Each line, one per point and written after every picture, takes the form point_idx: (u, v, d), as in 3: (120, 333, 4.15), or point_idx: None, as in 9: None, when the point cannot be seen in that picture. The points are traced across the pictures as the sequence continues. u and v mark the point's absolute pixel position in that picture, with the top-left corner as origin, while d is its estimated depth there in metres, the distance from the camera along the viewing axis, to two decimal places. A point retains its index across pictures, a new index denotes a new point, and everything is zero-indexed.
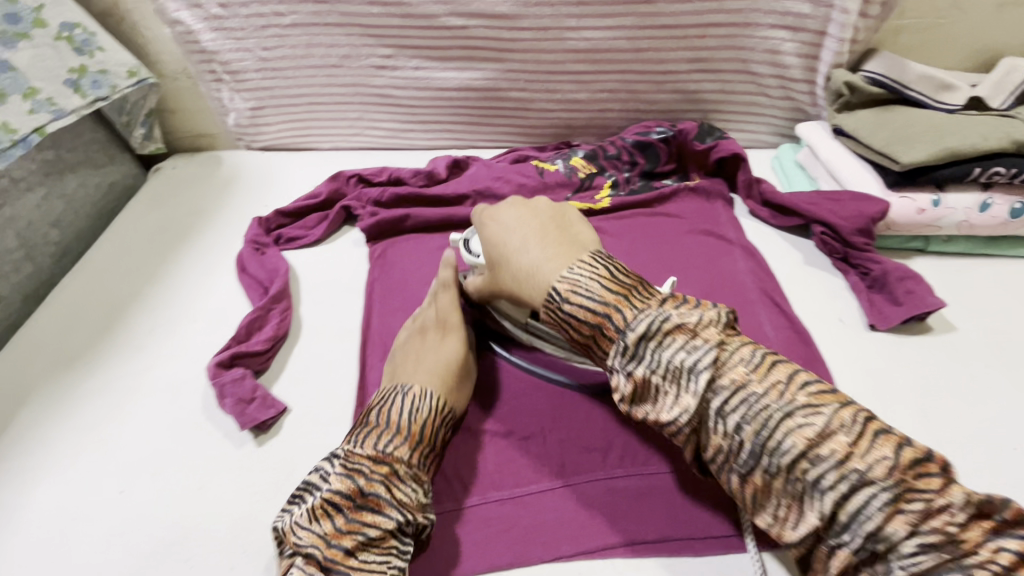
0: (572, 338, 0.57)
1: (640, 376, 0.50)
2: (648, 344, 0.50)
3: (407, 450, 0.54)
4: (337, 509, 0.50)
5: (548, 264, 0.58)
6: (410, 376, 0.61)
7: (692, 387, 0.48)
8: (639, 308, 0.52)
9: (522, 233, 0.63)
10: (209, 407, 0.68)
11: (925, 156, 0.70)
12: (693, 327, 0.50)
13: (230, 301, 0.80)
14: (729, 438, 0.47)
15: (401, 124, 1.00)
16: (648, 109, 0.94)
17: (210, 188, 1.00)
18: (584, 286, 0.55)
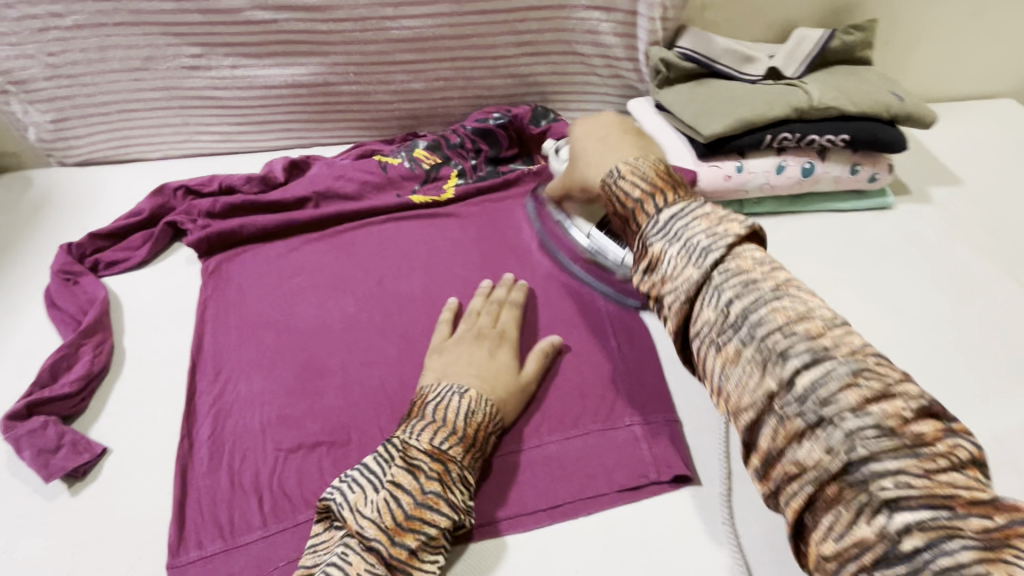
0: (614, 213, 0.56)
1: (658, 250, 0.49)
2: (677, 221, 0.49)
3: (462, 451, 0.56)
4: (398, 505, 0.51)
5: (608, 155, 0.60)
6: (466, 376, 0.62)
7: (706, 276, 0.45)
8: (682, 198, 0.52)
9: (597, 146, 0.63)
10: (14, 460, 0.62)
11: (722, 128, 0.76)
12: (729, 239, 0.46)
13: (40, 341, 0.73)
14: (768, 389, 0.40)
15: (233, 127, 0.94)
16: (487, 95, 0.94)
17: (16, 214, 0.89)
18: (639, 171, 0.54)
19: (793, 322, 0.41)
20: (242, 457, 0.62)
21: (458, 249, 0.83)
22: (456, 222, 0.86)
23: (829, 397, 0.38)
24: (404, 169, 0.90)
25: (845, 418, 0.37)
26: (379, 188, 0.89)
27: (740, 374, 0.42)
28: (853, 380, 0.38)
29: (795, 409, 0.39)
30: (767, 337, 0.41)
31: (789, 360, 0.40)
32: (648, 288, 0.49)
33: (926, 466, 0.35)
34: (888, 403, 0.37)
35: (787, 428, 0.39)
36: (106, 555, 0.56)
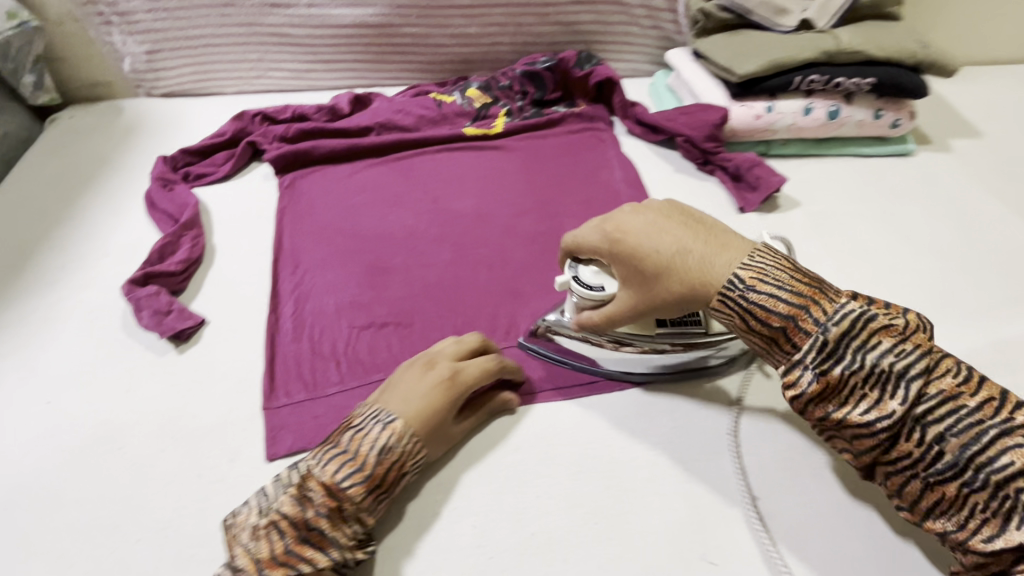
0: (747, 333, 0.53)
1: (835, 374, 0.48)
2: (850, 340, 0.48)
3: (363, 492, 0.51)
4: (281, 536, 0.49)
5: (713, 254, 0.54)
6: (394, 403, 0.57)
7: (869, 387, 0.47)
8: (834, 302, 0.50)
9: (664, 232, 0.56)
10: (129, 325, 0.73)
11: (755, 67, 0.83)
12: (899, 330, 0.49)
13: (142, 235, 0.83)
14: (835, 355, 0.48)
15: (303, 64, 1.03)
16: (535, 41, 1.02)
17: (112, 135, 1.00)
18: (770, 274, 0.52)
19: (845, 309, 0.49)
20: (322, 332, 0.72)
21: (506, 176, 0.90)
22: (504, 153, 0.94)
23: (922, 399, 0.46)
24: (457, 106, 0.99)
25: (954, 437, 0.45)
26: (434, 122, 0.98)
27: (874, 441, 0.48)
28: (946, 396, 0.46)
29: (951, 471, 0.45)
30: (874, 383, 0.47)
31: (898, 375, 0.47)
32: (801, 401, 0.50)
33: (945, 389, 0.46)
34: (965, 402, 0.46)
35: (943, 490, 0.46)
36: (212, 397, 0.66)
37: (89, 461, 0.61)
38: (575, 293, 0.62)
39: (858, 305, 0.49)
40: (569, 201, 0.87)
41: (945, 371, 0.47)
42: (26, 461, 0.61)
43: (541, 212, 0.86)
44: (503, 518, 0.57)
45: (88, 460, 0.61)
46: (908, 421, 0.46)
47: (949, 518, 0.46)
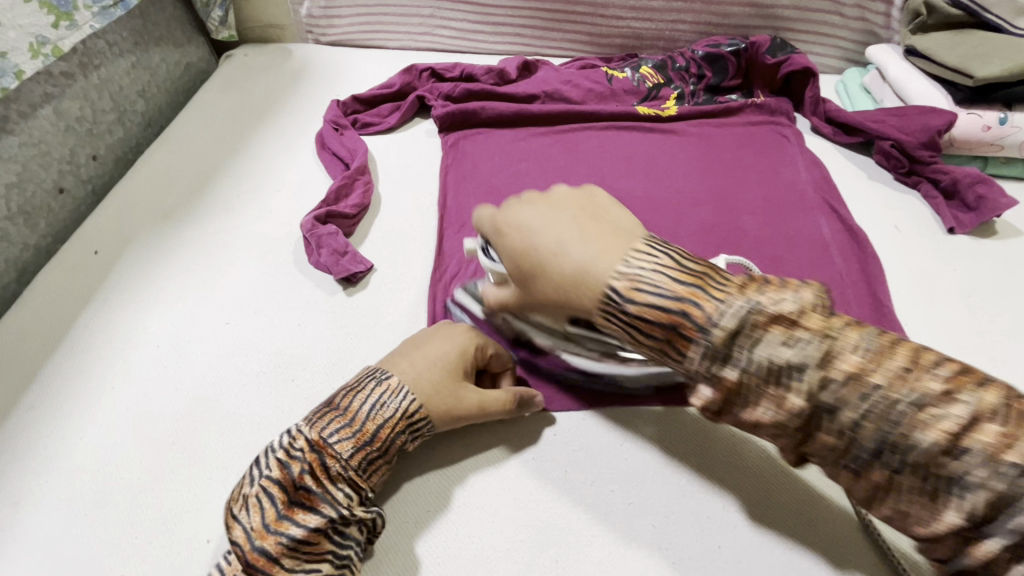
0: (635, 341, 0.47)
1: (732, 379, 0.42)
2: (739, 342, 0.42)
3: (351, 450, 0.50)
4: (270, 503, 0.47)
5: (596, 251, 0.47)
6: (399, 367, 0.55)
7: (788, 383, 0.41)
8: (723, 299, 0.43)
9: (552, 232, 0.50)
10: (301, 260, 0.73)
11: (999, 72, 0.73)
12: (790, 317, 0.41)
13: (313, 176, 0.84)
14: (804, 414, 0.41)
15: (472, 24, 1.01)
16: (720, 23, 0.95)
17: (281, 76, 1.02)
18: (647, 280, 0.45)
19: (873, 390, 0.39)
20: None
21: (679, 163, 0.85)
22: (676, 137, 0.88)
23: (908, 444, 0.38)
24: (628, 83, 0.94)
25: (954, 462, 0.37)
26: (602, 98, 0.94)
27: (834, 442, 0.41)
28: (932, 419, 0.37)
29: (904, 474, 0.39)
30: (863, 438, 0.39)
31: (805, 371, 0.40)
32: (711, 409, 0.44)
33: None
34: (978, 431, 0.37)
35: (870, 477, 0.40)
36: (380, 344, 0.65)
37: (265, 387, 0.62)
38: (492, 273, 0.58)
39: (743, 298, 0.43)
40: (749, 195, 0.80)
41: (953, 401, 0.38)
42: (206, 376, 0.63)
43: (717, 203, 0.79)
44: (687, 525, 0.52)
45: (264, 386, 0.62)
46: (911, 468, 0.38)
47: None
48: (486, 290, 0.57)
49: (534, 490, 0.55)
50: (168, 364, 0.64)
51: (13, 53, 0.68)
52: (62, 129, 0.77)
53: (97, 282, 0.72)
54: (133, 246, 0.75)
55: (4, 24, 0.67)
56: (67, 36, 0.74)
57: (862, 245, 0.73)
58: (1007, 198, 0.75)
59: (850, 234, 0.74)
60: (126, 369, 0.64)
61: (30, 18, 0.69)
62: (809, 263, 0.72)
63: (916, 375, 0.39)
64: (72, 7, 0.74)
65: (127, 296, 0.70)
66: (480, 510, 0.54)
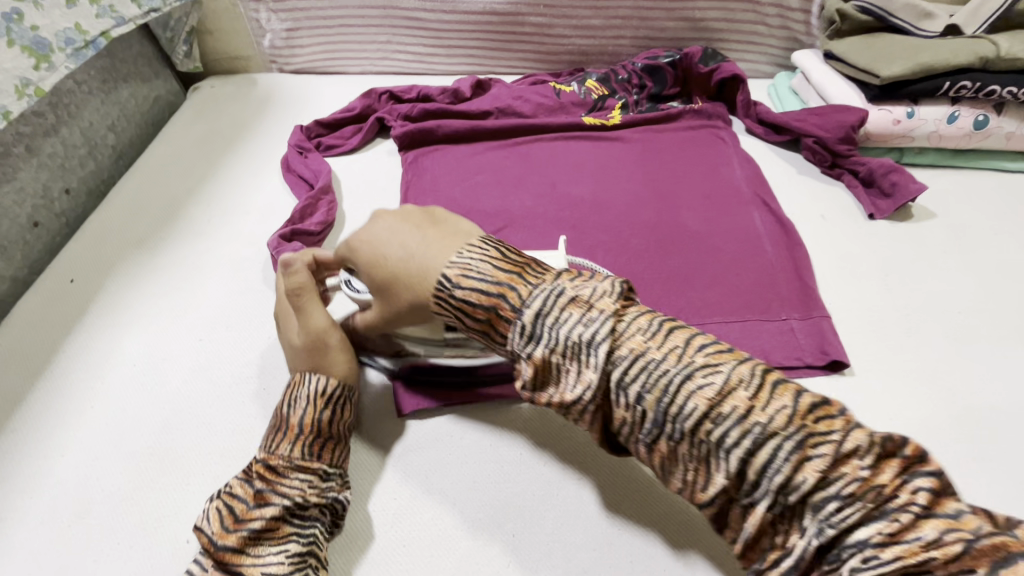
0: (466, 326, 0.52)
1: (538, 357, 0.48)
2: (544, 321, 0.48)
3: (293, 445, 0.54)
4: (229, 510, 0.51)
5: (433, 250, 0.52)
6: (295, 360, 0.60)
7: (585, 357, 0.47)
8: (537, 283, 0.50)
9: (399, 237, 0.54)
10: (269, 277, 0.78)
11: (902, 71, 0.80)
12: (587, 299, 0.48)
13: (279, 198, 0.89)
14: (667, 445, 0.46)
15: (427, 48, 1.06)
16: (657, 36, 1.02)
17: (248, 105, 1.07)
18: (475, 268, 0.50)
19: (727, 418, 0.43)
20: None
21: (624, 167, 0.91)
22: (621, 145, 0.94)
23: (678, 414, 0.44)
24: (575, 96, 1.00)
25: (716, 428, 0.43)
26: (552, 111, 1.00)
27: (625, 416, 0.47)
28: (697, 389, 0.44)
29: (684, 442, 0.45)
30: (648, 410, 0.46)
31: (597, 347, 0.46)
32: (528, 387, 0.50)
33: (848, 474, 0.41)
34: (732, 397, 0.44)
35: (659, 449, 0.47)
36: None
37: (240, 398, 0.66)
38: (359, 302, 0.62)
39: (551, 284, 0.50)
40: (689, 194, 0.87)
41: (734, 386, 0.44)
42: (180, 390, 0.66)
43: (659, 203, 0.86)
44: (633, 496, 0.58)
45: (238, 398, 0.66)
46: (685, 436, 0.45)
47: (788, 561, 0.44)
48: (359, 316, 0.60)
49: (491, 473, 0.60)
50: (144, 381, 0.67)
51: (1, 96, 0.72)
52: (35, 166, 0.81)
53: (74, 309, 0.75)
54: (107, 273, 0.79)
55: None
56: (47, 78, 0.77)
57: (792, 233, 0.79)
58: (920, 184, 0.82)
59: (780, 224, 0.80)
60: (104, 387, 0.67)
61: (12, 62, 0.74)
62: (742, 253, 0.78)
63: (686, 352, 0.46)
64: (48, 50, 0.78)
65: (103, 319, 0.74)
66: (444, 494, 0.59)
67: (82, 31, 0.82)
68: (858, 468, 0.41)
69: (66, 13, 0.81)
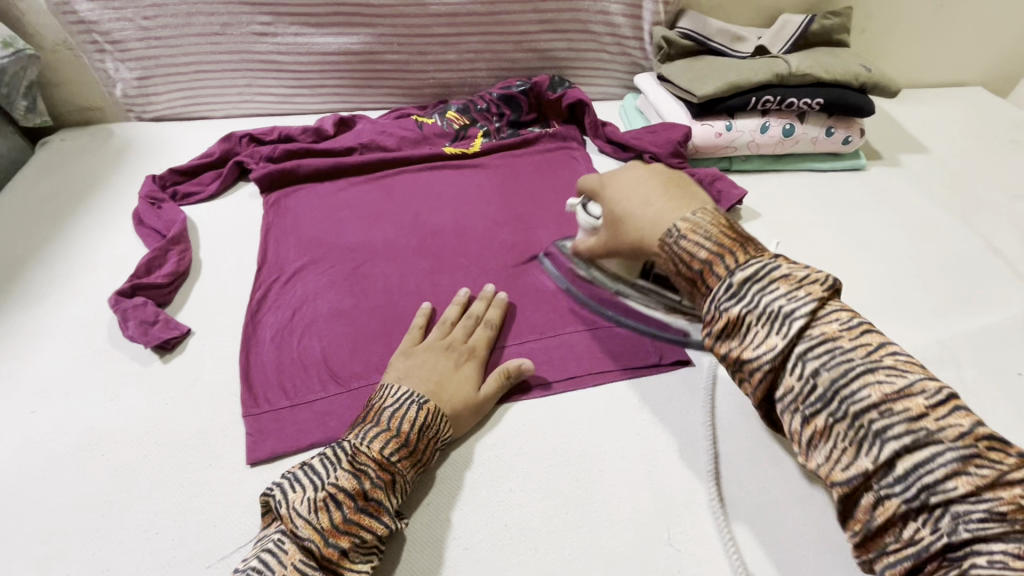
0: (677, 274, 0.56)
1: (735, 313, 0.50)
2: (752, 284, 0.50)
3: (406, 465, 0.58)
4: (345, 501, 0.53)
5: (667, 211, 0.58)
6: (414, 380, 0.64)
7: (778, 326, 0.48)
8: (750, 254, 0.52)
9: (642, 194, 0.62)
10: (115, 336, 0.74)
11: (713, 89, 0.89)
12: (799, 280, 0.49)
13: (130, 251, 0.86)
14: (801, 381, 0.47)
15: (290, 89, 1.07)
16: (511, 67, 1.07)
17: (101, 157, 1.03)
18: (703, 227, 0.55)
19: (841, 350, 0.46)
20: (301, 337, 0.75)
21: (484, 193, 0.95)
22: (481, 171, 0.99)
23: (851, 398, 0.44)
24: (437, 127, 1.04)
25: (881, 418, 0.43)
26: (415, 143, 1.03)
27: (793, 384, 0.47)
28: (876, 380, 0.44)
29: (841, 420, 0.45)
30: (819, 385, 0.46)
31: (793, 318, 0.47)
32: (709, 334, 0.52)
33: (1001, 497, 0.39)
34: (907, 399, 0.43)
35: (814, 423, 0.46)
36: (197, 403, 0.68)
37: (78, 468, 0.63)
38: (586, 226, 0.73)
39: (767, 259, 0.51)
40: (543, 215, 0.92)
41: (902, 373, 0.44)
42: (10, 468, 0.62)
43: (516, 226, 0.90)
44: (479, 512, 0.60)
45: (75, 468, 0.63)
46: (846, 417, 0.44)
47: (887, 536, 0.43)
48: (583, 239, 0.72)
49: None
50: None
51: None
52: None
53: None
54: None
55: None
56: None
57: None
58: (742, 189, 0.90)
59: None
60: None
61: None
62: None
63: (878, 351, 0.45)
64: None
65: None
66: None
67: None
68: (1017, 496, 0.39)
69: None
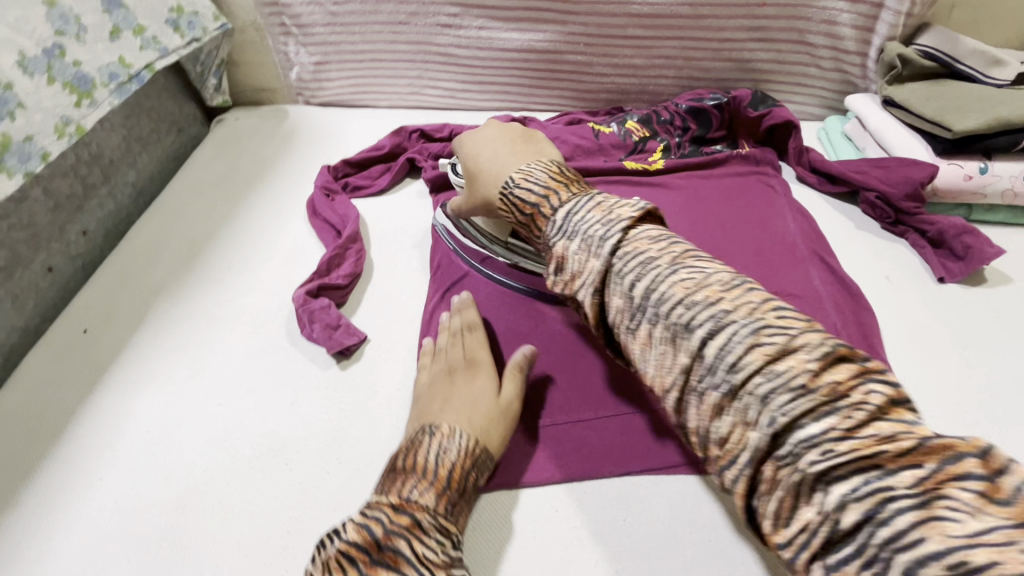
0: (517, 222, 0.58)
1: (618, 300, 0.46)
2: (571, 215, 0.51)
3: (434, 497, 0.48)
4: (348, 566, 0.42)
5: (512, 161, 0.61)
6: (445, 414, 0.56)
7: (681, 338, 0.42)
8: (576, 194, 0.54)
9: (494, 147, 0.65)
10: (293, 333, 0.73)
11: (977, 125, 0.74)
12: (719, 291, 0.42)
13: (304, 243, 0.84)
14: (691, 361, 0.41)
15: (459, 84, 1.02)
16: (702, 77, 0.96)
17: (272, 139, 1.03)
18: (534, 176, 0.56)
19: (779, 378, 0.37)
20: None
21: (670, 216, 0.85)
22: (665, 191, 0.89)
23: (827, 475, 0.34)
24: (615, 137, 0.95)
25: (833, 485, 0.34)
26: (589, 153, 0.95)
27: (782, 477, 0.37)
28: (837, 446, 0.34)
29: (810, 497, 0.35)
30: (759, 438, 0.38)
31: (693, 331, 0.41)
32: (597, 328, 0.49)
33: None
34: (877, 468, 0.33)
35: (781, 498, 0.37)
36: (375, 422, 0.64)
37: (260, 474, 0.61)
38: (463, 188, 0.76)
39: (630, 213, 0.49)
40: (741, 249, 0.80)
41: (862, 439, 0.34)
42: (197, 462, 0.61)
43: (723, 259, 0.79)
44: None
45: (258, 474, 0.61)
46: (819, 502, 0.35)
47: None
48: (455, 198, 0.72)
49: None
50: (161, 450, 0.63)
51: (39, 135, 0.67)
52: (52, 208, 0.77)
53: (89, 365, 0.71)
54: (125, 325, 0.75)
55: (30, 108, 0.66)
56: (88, 115, 0.73)
57: (858, 298, 0.73)
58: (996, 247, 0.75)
59: (845, 288, 0.74)
60: (119, 457, 0.62)
61: (54, 99, 0.69)
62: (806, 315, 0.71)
63: (852, 415, 0.35)
64: (92, 85, 0.74)
65: (117, 379, 0.69)
66: None
67: (126, 63, 0.79)
68: None
69: (110, 46, 0.77)
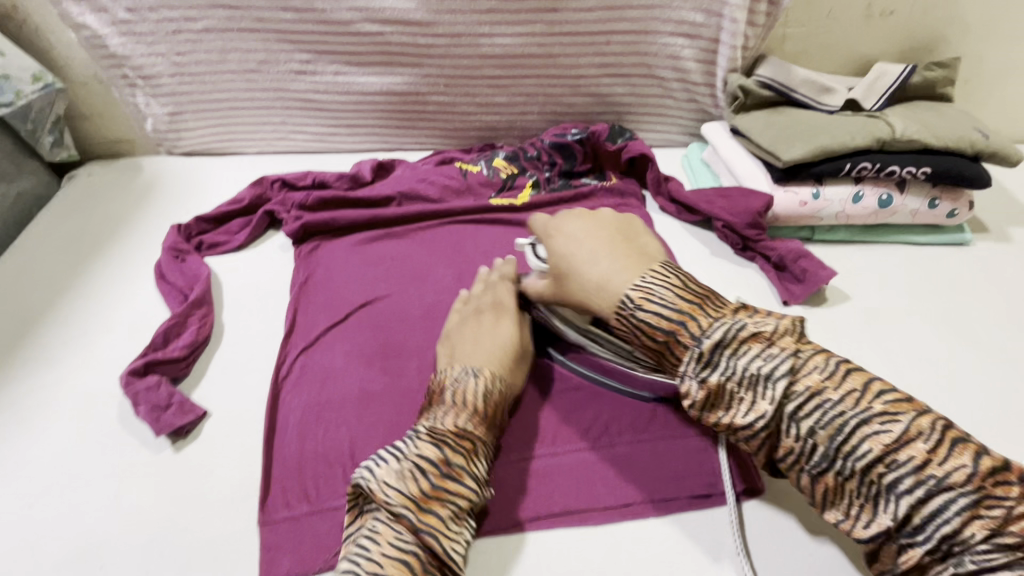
0: (640, 344, 0.56)
1: (715, 382, 0.51)
2: (723, 351, 0.51)
3: (482, 427, 0.57)
4: (422, 474, 0.51)
5: (620, 273, 0.58)
6: (472, 358, 0.62)
7: (761, 386, 0.49)
8: (715, 316, 0.53)
9: (590, 245, 0.62)
10: (125, 414, 0.68)
11: (802, 155, 0.78)
12: (768, 336, 0.51)
13: (148, 311, 0.79)
14: (801, 442, 0.49)
15: (326, 128, 1.00)
16: (566, 111, 0.98)
17: (126, 195, 0.97)
18: (657, 294, 0.55)
19: (768, 355, 0.50)
20: (327, 427, 0.66)
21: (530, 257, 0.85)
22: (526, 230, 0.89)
23: (792, 393, 0.49)
24: (481, 175, 0.94)
25: (797, 404, 0.49)
26: (457, 192, 0.93)
27: (764, 408, 0.49)
28: (804, 375, 0.49)
29: (801, 436, 0.48)
30: (730, 383, 0.50)
31: (739, 358, 0.50)
32: (693, 408, 0.52)
33: (914, 452, 0.45)
34: (808, 377, 0.49)
35: (786, 445, 0.50)
36: (207, 508, 0.60)
37: None
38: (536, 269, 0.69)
39: (729, 319, 0.53)
40: None
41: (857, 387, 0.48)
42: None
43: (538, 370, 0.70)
44: None
45: None
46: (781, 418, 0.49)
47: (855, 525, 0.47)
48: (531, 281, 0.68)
49: None
50: None
51: None
52: None
53: None
54: None
55: None
56: None
57: None
58: (829, 269, 0.79)
59: None
60: None
61: None
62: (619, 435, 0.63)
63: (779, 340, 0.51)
64: None
65: None
66: None
67: None
68: (920, 446, 0.45)
69: None
